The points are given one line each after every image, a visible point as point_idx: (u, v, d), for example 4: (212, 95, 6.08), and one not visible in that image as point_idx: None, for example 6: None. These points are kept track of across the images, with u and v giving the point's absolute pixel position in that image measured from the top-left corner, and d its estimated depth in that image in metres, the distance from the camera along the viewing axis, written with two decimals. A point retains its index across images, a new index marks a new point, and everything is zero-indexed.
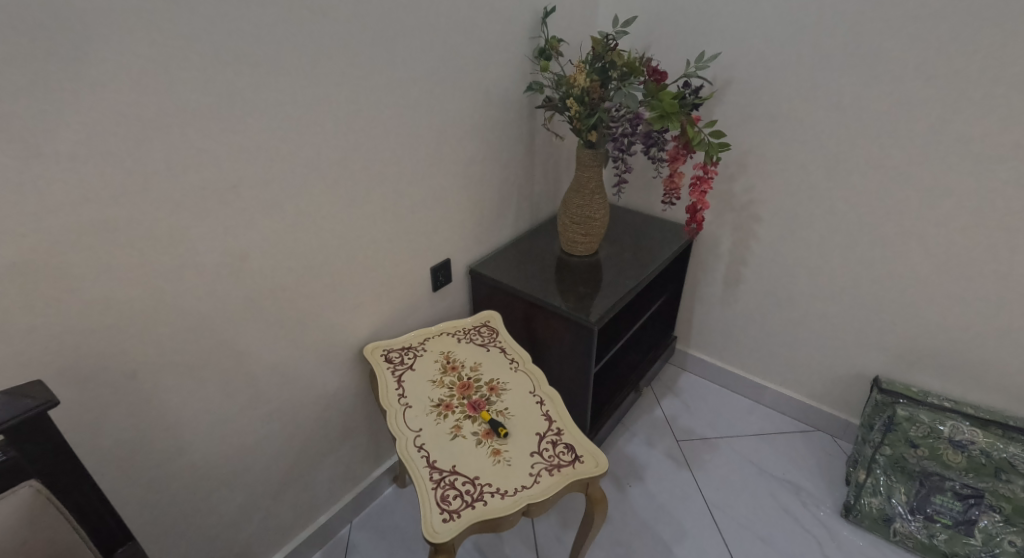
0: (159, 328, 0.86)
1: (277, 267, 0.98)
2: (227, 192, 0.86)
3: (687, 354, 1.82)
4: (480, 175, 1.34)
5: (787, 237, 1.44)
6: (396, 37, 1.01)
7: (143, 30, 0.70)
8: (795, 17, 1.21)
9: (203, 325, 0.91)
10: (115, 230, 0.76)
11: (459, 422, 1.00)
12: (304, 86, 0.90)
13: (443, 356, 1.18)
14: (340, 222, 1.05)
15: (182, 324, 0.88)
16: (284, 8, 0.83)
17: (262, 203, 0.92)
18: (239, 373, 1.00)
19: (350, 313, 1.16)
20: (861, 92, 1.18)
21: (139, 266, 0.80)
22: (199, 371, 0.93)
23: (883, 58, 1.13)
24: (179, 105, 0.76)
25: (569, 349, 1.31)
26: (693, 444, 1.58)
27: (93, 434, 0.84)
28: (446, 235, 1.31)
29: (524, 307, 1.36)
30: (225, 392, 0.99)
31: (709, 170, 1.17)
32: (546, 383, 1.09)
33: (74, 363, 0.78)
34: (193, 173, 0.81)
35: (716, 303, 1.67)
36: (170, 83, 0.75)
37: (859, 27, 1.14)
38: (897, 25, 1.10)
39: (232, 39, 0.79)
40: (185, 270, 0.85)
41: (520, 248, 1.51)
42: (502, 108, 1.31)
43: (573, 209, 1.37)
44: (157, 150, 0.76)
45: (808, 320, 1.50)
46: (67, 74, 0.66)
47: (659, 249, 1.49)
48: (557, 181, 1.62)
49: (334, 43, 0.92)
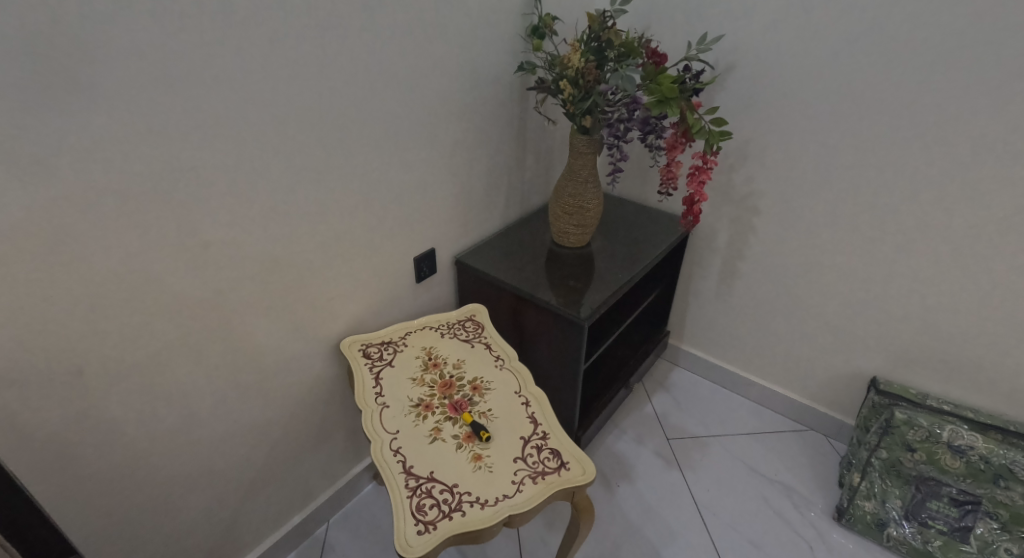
0: (110, 324, 0.78)
1: (245, 256, 0.91)
2: (185, 175, 0.78)
3: (679, 348, 1.78)
4: (466, 160, 1.26)
5: (786, 231, 1.38)
6: (374, 6, 0.92)
7: None
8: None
9: (161, 320, 0.84)
10: (53, 217, 0.68)
11: (439, 424, 0.94)
12: (271, 56, 0.81)
13: (424, 352, 1.12)
14: (314, 208, 0.98)
15: (137, 319, 0.81)
16: None
17: (225, 188, 0.84)
18: (203, 371, 0.93)
19: (326, 305, 1.09)
20: (872, 78, 1.11)
21: (84, 257, 0.72)
22: (157, 369, 0.87)
23: (898, 41, 1.06)
24: (127, 77, 0.68)
25: (558, 345, 1.26)
26: (683, 442, 1.54)
27: (36, 439, 0.77)
28: (430, 223, 1.24)
29: (512, 301, 1.30)
30: (187, 391, 0.92)
31: (708, 160, 1.11)
32: (532, 382, 1.04)
33: (10, 364, 0.71)
34: (144, 154, 0.73)
35: (710, 297, 1.62)
36: (114, 51, 0.66)
37: (872, 8, 1.06)
38: (913, 8, 1.03)
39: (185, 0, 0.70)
40: (138, 262, 0.78)
41: (508, 238, 1.44)
42: (491, 89, 1.24)
43: (564, 199, 1.31)
44: (102, 128, 0.68)
45: (805, 318, 1.45)
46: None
47: (655, 241, 1.43)
48: (549, 168, 1.55)
49: (305, 9, 0.83)
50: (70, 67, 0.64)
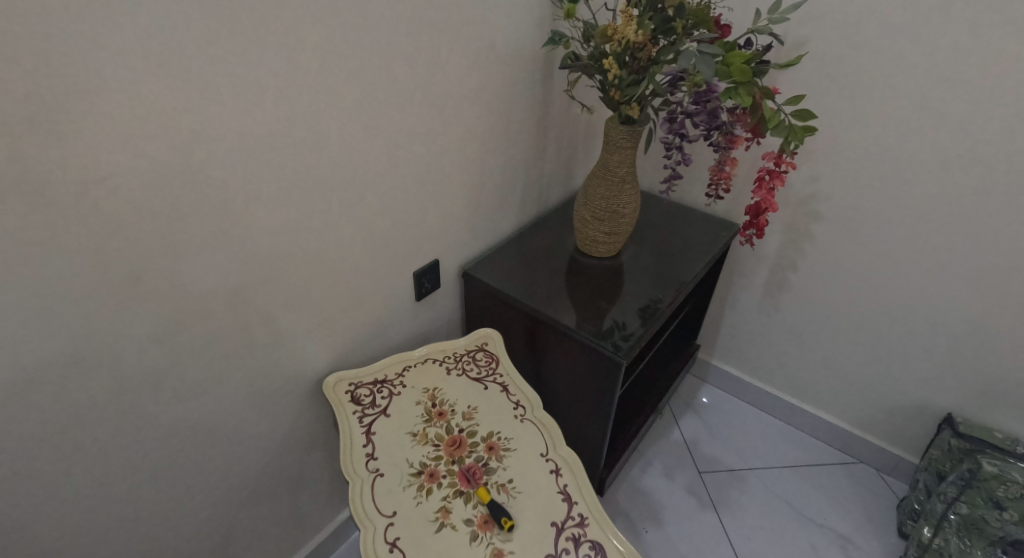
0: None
1: (197, 285, 0.68)
2: (97, 187, 0.55)
3: (709, 364, 1.58)
4: (478, 154, 1.04)
5: (853, 242, 1.18)
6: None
7: None
8: None
9: (76, 373, 0.62)
10: None
11: (447, 503, 0.75)
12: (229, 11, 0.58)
13: (427, 395, 0.91)
14: (291, 221, 0.76)
15: (39, 377, 0.59)
16: None
17: (162, 203, 0.61)
18: (143, 430, 0.72)
19: (306, 337, 0.88)
20: (994, 57, 0.89)
21: None
22: (77, 435, 0.65)
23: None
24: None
25: (586, 381, 1.05)
26: (718, 477, 1.37)
27: None
28: (433, 231, 1.02)
29: (529, 325, 1.08)
30: (123, 457, 0.71)
31: (783, 162, 0.87)
32: (562, 442, 0.84)
33: None
34: (28, 157, 0.50)
35: (751, 311, 1.42)
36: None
37: None
38: None
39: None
40: (35, 307, 0.56)
41: (525, 245, 1.22)
42: (513, 65, 1.00)
43: (595, 202, 1.08)
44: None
45: (867, 340, 1.26)
46: None
47: (697, 253, 1.22)
48: (573, 161, 1.32)
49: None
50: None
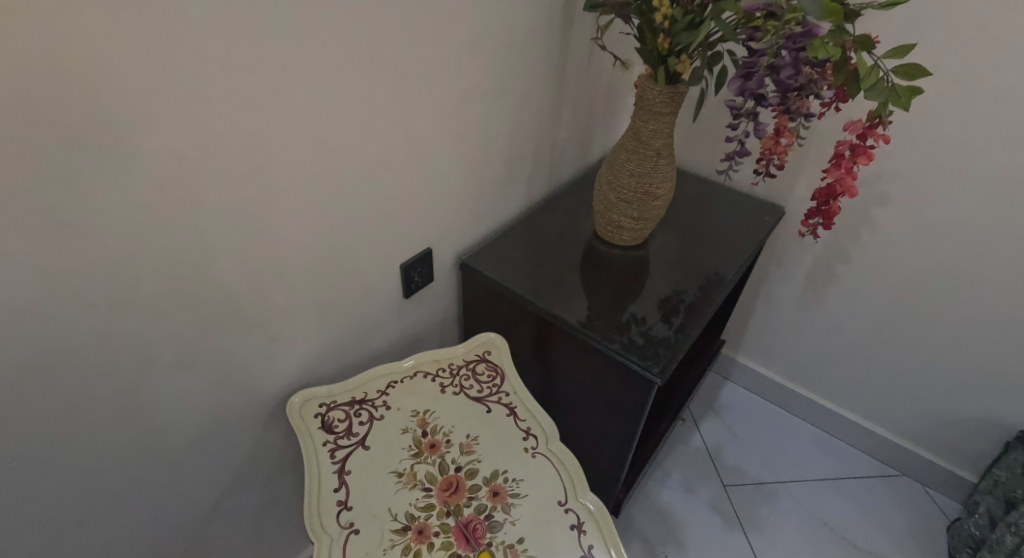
0: None
1: (107, 295, 0.50)
2: None
3: (733, 361, 1.42)
4: (482, 121, 0.84)
5: (921, 233, 1.00)
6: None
7: None
8: None
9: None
10: None
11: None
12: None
13: (416, 421, 0.74)
14: (239, 206, 0.57)
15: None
16: None
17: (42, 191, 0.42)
18: (45, 482, 0.54)
19: (267, 350, 0.70)
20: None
21: None
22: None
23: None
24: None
25: (606, 397, 0.88)
26: (744, 491, 1.23)
27: None
28: (425, 216, 0.84)
29: (540, 328, 0.91)
30: (18, 519, 0.54)
31: (873, 134, 0.66)
32: (584, 487, 0.68)
33: None
34: None
35: (787, 306, 1.25)
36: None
37: None
38: None
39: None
40: None
41: (533, 229, 1.04)
42: (528, 5, 0.80)
43: (622, 181, 0.89)
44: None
45: (927, 344, 1.09)
46: None
47: (736, 242, 1.04)
48: (590, 129, 1.12)
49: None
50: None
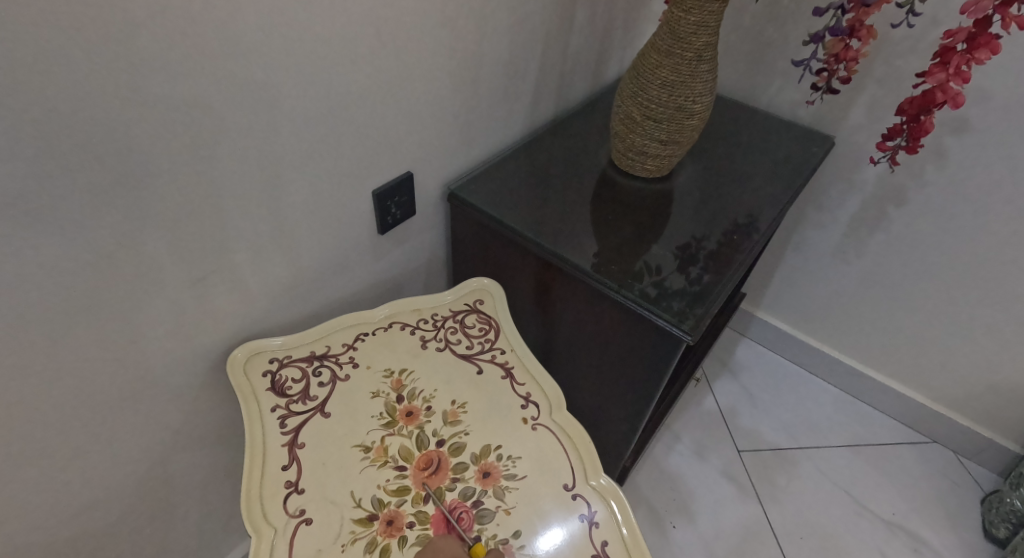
0: None
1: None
2: None
3: (752, 316, 1.29)
4: (477, 9, 0.66)
5: (998, 171, 0.84)
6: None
7: None
8: None
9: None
10: None
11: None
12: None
13: (389, 384, 0.60)
14: (127, 82, 0.40)
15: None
16: None
17: None
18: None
19: (199, 288, 0.55)
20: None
21: None
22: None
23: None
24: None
25: (619, 356, 0.74)
26: (761, 457, 1.12)
27: None
28: (403, 131, 0.67)
29: (542, 274, 0.76)
30: None
31: (1006, 16, 0.48)
32: (596, 466, 0.55)
33: None
34: None
35: (822, 256, 1.10)
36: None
37: None
38: None
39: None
40: None
41: (536, 156, 0.87)
42: None
43: (650, 92, 0.72)
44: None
45: (986, 300, 0.95)
46: None
47: (776, 178, 0.88)
48: (608, 37, 0.93)
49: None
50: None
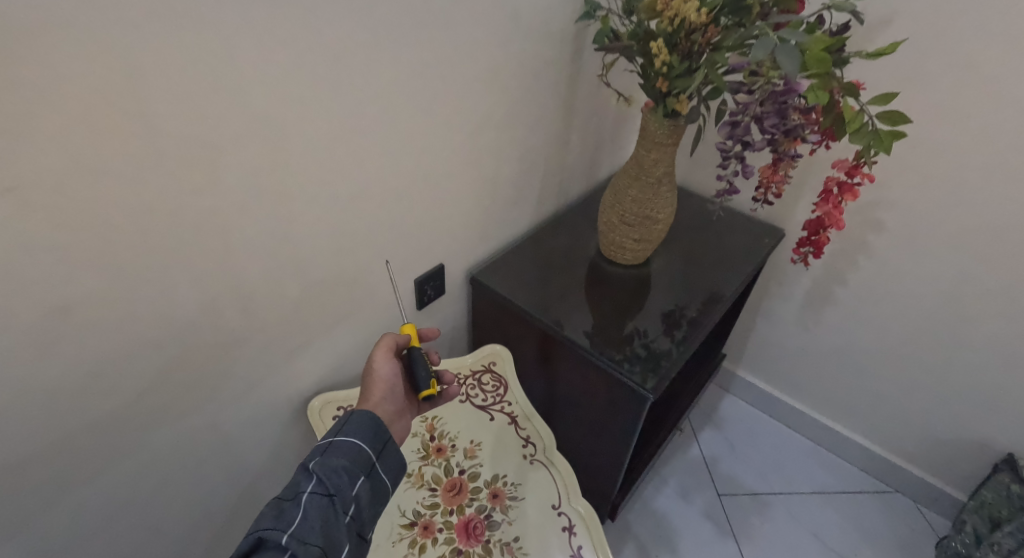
0: None
1: (169, 305, 0.57)
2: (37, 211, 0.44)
3: (734, 375, 1.47)
4: (495, 148, 0.90)
5: (915, 260, 1.04)
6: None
7: None
8: None
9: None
10: None
11: (373, 360, 0.65)
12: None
13: (424, 426, 0.80)
14: (270, 226, 0.63)
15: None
16: None
17: (138, 230, 0.51)
18: (99, 473, 0.61)
19: (294, 355, 0.77)
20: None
21: None
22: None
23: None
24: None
25: (603, 408, 0.93)
26: (739, 501, 1.27)
27: None
28: (439, 236, 0.90)
29: (542, 341, 0.97)
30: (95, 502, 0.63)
31: (859, 173, 0.72)
32: (578, 490, 0.74)
33: None
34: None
35: (787, 323, 1.29)
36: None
37: None
38: None
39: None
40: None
41: (541, 246, 1.10)
42: (541, 38, 0.85)
43: (624, 205, 0.94)
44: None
45: (922, 365, 1.13)
46: None
47: (735, 261, 1.09)
48: (599, 150, 1.17)
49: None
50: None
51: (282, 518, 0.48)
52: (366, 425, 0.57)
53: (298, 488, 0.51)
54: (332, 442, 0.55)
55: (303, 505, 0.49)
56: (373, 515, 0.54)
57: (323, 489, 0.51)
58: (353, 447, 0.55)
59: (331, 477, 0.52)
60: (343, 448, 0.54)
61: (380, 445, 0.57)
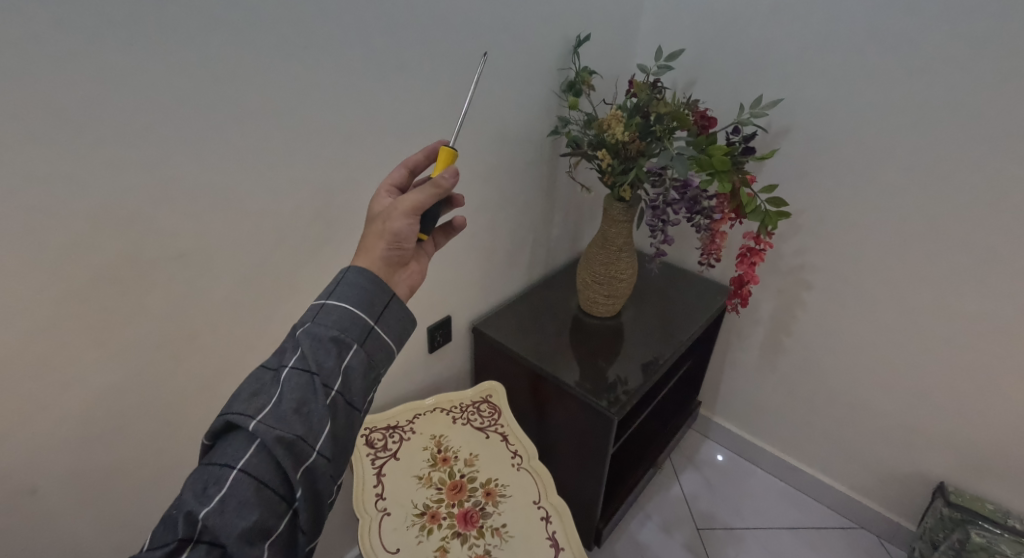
0: (111, 421, 0.74)
1: (254, 329, 0.86)
2: (196, 265, 0.74)
3: (710, 421, 1.64)
4: (491, 225, 1.16)
5: (838, 313, 1.25)
6: (390, 49, 0.82)
7: (131, 105, 0.61)
8: (862, 74, 1.03)
9: (135, 396, 0.75)
10: (78, 320, 0.66)
11: (393, 209, 0.64)
12: (266, 95, 0.72)
13: (433, 442, 1.00)
14: (314, 278, 0.90)
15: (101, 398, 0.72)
16: (259, 55, 0.69)
17: (240, 275, 0.80)
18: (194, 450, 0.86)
19: None
20: (966, 142, 0.97)
21: (108, 358, 0.71)
22: (128, 450, 0.78)
23: (999, 98, 0.92)
24: (84, 101, 0.58)
25: (581, 433, 1.12)
26: (715, 534, 1.40)
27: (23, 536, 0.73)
28: (447, 293, 1.14)
29: (529, 378, 1.18)
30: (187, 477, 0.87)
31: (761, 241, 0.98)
32: (554, 490, 0.93)
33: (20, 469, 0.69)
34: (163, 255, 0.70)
35: (748, 371, 1.48)
36: (70, 70, 0.56)
37: (936, 91, 0.97)
38: (984, 96, 0.93)
39: (167, 16, 0.60)
40: (146, 350, 0.74)
41: (531, 302, 1.33)
42: (521, 145, 1.13)
43: (594, 267, 1.19)
44: (39, 164, 0.57)
45: (859, 404, 1.31)
46: (47, 156, 0.57)
47: (693, 314, 1.31)
48: (579, 225, 1.44)
49: (308, 51, 0.73)
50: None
51: (254, 404, 0.54)
52: (352, 297, 0.60)
53: (283, 364, 0.57)
54: (320, 310, 0.58)
55: (283, 380, 0.55)
56: (363, 388, 0.58)
57: (304, 365, 0.55)
58: (343, 315, 0.58)
59: (312, 352, 0.56)
60: (329, 318, 0.58)
61: (370, 317, 0.60)
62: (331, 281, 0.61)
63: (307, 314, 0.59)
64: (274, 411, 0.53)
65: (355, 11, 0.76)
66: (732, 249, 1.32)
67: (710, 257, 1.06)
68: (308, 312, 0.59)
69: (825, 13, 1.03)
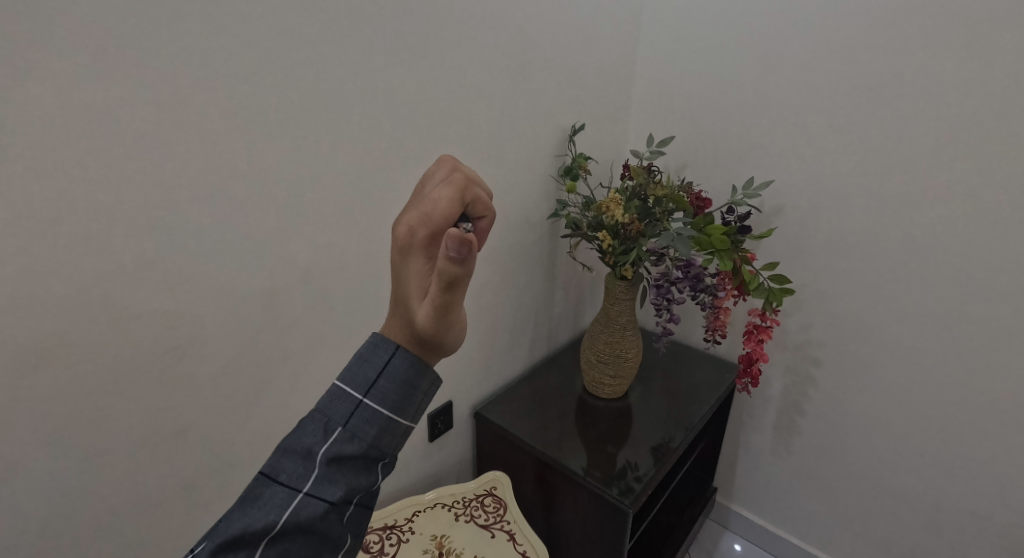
0: (84, 522, 0.69)
1: (245, 420, 0.82)
2: (189, 353, 0.72)
3: (729, 509, 1.54)
4: (493, 306, 1.15)
5: (850, 390, 1.22)
6: (395, 143, 0.86)
7: (137, 195, 0.62)
8: (844, 155, 1.08)
9: (115, 494, 0.70)
10: (63, 411, 0.63)
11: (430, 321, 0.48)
12: (273, 185, 0.74)
13: (434, 544, 0.93)
14: (312, 363, 0.88)
15: (76, 498, 0.67)
16: (268, 149, 0.72)
17: (236, 362, 0.78)
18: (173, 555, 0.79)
19: None
20: (955, 219, 1.00)
21: (89, 452, 0.67)
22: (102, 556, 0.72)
23: (979, 176, 0.96)
24: (94, 191, 0.59)
25: (595, 528, 1.04)
26: None
27: None
28: (449, 376, 1.11)
29: (535, 467, 1.12)
30: None
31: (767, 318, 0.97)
32: None
33: None
34: (157, 342, 0.69)
35: (764, 454, 1.41)
36: (82, 165, 0.58)
37: (916, 170, 1.02)
38: (962, 175, 0.98)
39: (183, 114, 0.63)
40: (132, 444, 0.70)
41: (535, 385, 1.29)
42: (522, 229, 1.16)
43: (599, 348, 1.16)
44: (39, 258, 0.58)
45: (885, 488, 1.24)
46: (48, 243, 0.58)
47: (703, 394, 1.27)
48: (580, 304, 1.44)
49: (316, 145, 0.77)
50: (13, 183, 0.55)
51: (257, 540, 0.43)
52: (394, 395, 0.48)
53: (297, 486, 0.45)
54: (355, 411, 0.47)
55: (295, 509, 0.44)
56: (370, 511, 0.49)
57: (330, 496, 0.45)
58: (381, 423, 0.48)
59: (340, 476, 0.46)
60: (365, 428, 0.47)
61: (408, 418, 0.49)
62: (372, 363, 0.49)
63: (338, 410, 0.47)
64: (280, 546, 0.43)
65: (363, 107, 0.81)
66: (736, 326, 1.31)
67: (716, 334, 1.04)
68: (337, 407, 0.47)
69: (804, 101, 1.11)
